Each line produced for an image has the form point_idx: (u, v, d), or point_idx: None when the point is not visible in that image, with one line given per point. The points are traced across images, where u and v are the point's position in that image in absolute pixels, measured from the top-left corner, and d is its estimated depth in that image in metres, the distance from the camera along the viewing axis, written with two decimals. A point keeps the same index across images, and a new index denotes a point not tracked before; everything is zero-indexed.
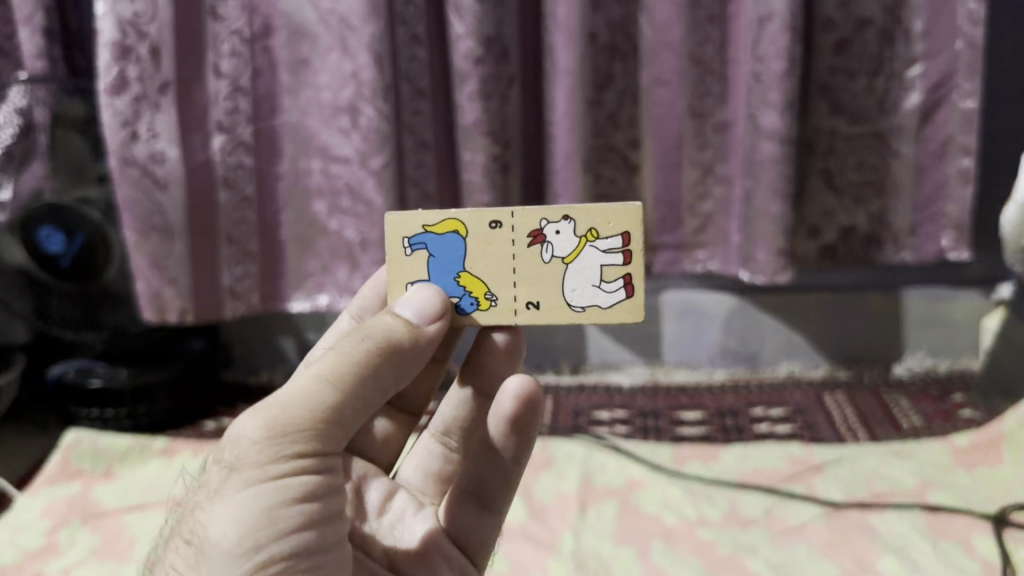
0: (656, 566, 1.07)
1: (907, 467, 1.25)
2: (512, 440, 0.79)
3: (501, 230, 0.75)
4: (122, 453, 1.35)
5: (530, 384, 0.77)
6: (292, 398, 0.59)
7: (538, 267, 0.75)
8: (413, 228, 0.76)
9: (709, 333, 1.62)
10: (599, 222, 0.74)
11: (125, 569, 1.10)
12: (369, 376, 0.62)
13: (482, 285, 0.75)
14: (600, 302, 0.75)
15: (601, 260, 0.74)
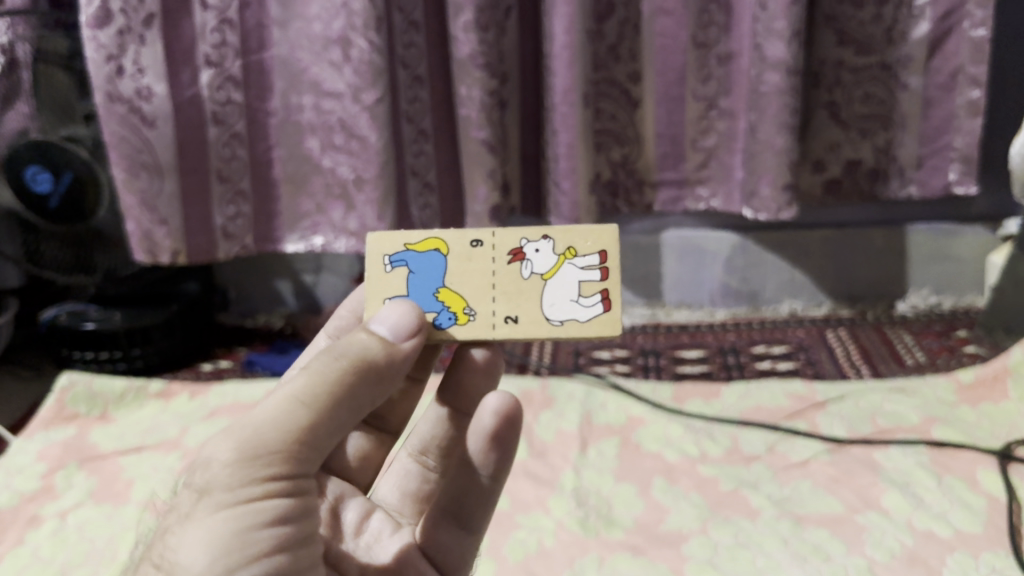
0: (657, 502, 1.07)
1: (910, 403, 1.23)
2: (491, 458, 0.71)
3: (481, 248, 0.72)
4: (118, 396, 1.34)
5: (509, 399, 0.71)
6: (261, 422, 0.56)
7: (517, 284, 0.70)
8: (394, 246, 0.72)
9: (710, 271, 1.59)
10: (578, 240, 0.72)
11: (124, 511, 1.10)
12: (344, 399, 0.58)
13: (460, 299, 0.70)
14: (580, 316, 0.69)
15: (580, 277, 0.71)
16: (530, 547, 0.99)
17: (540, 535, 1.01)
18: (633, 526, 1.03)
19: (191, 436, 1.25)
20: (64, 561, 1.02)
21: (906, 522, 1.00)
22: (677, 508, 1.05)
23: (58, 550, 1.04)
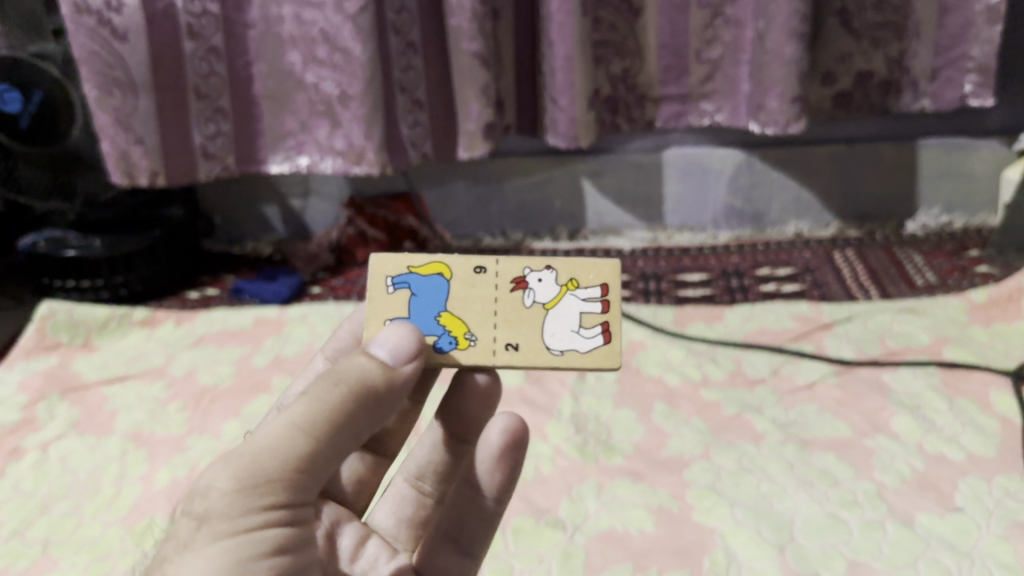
0: (658, 427, 1.03)
1: (920, 324, 1.19)
2: (497, 478, 0.67)
3: (484, 275, 0.65)
4: (100, 324, 1.29)
5: (514, 418, 0.66)
6: (257, 450, 0.50)
7: (520, 314, 0.64)
8: (396, 267, 0.65)
9: (713, 192, 1.53)
10: (580, 271, 0.66)
11: (108, 442, 1.07)
12: (341, 428, 0.52)
13: (460, 323, 0.64)
14: (579, 347, 0.63)
15: (579, 307, 0.65)
16: (527, 475, 0.96)
17: (538, 462, 0.98)
18: (633, 451, 0.99)
19: (177, 364, 1.21)
20: (46, 494, 0.99)
21: (916, 446, 0.97)
22: (678, 433, 1.01)
23: (40, 482, 1.01)
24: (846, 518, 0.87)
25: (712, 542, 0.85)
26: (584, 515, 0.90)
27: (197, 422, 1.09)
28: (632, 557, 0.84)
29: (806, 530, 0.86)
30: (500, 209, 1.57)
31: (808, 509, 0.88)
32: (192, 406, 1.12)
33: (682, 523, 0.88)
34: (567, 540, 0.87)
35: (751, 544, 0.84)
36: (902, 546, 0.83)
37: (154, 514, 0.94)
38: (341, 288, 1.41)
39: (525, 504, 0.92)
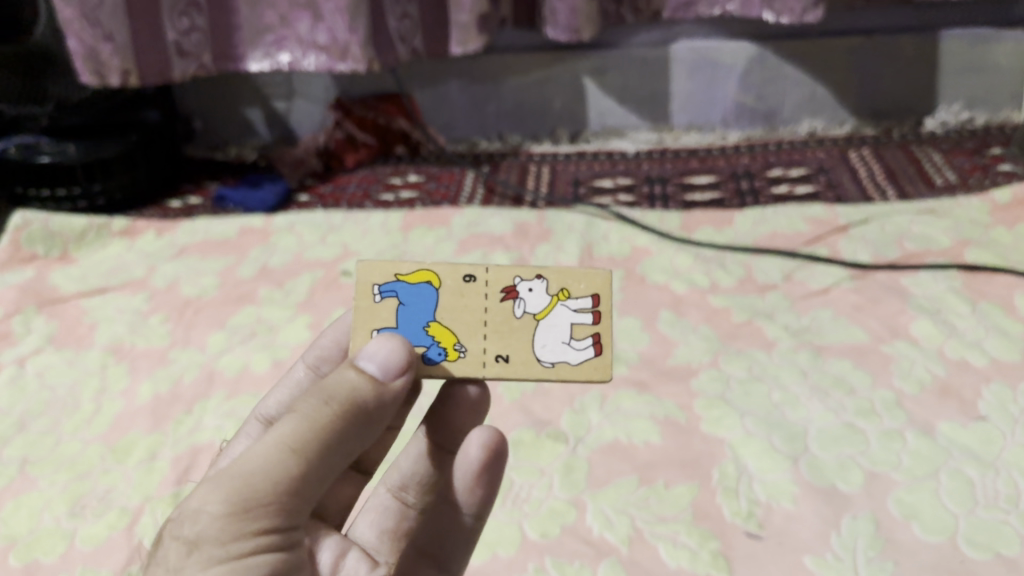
0: (664, 336, 0.97)
1: (941, 226, 1.13)
2: (478, 494, 0.60)
3: (473, 283, 0.59)
4: (78, 234, 1.22)
5: (493, 429, 0.60)
6: (246, 472, 0.45)
7: (510, 325, 0.58)
8: (381, 273, 0.58)
9: (723, 88, 1.44)
10: (571, 279, 0.59)
11: (87, 356, 1.02)
12: (332, 449, 0.47)
13: (449, 333, 0.57)
14: (570, 359, 0.57)
15: (570, 317, 0.59)
16: (527, 387, 0.91)
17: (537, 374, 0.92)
18: (638, 362, 0.94)
19: (159, 275, 1.16)
20: (23, 411, 0.94)
21: (937, 352, 0.92)
22: (686, 342, 0.96)
23: (16, 399, 0.96)
24: (863, 428, 0.82)
25: (722, 454, 0.81)
26: (586, 427, 0.85)
27: (180, 334, 1.04)
28: (637, 469, 0.80)
29: (821, 440, 0.81)
30: (497, 110, 1.49)
31: (823, 418, 0.84)
32: (175, 318, 1.07)
33: (689, 435, 0.83)
34: (568, 453, 0.82)
35: (762, 455, 0.80)
36: (923, 457, 0.79)
37: (136, 431, 0.90)
38: (330, 196, 1.34)
39: (525, 417, 0.87)
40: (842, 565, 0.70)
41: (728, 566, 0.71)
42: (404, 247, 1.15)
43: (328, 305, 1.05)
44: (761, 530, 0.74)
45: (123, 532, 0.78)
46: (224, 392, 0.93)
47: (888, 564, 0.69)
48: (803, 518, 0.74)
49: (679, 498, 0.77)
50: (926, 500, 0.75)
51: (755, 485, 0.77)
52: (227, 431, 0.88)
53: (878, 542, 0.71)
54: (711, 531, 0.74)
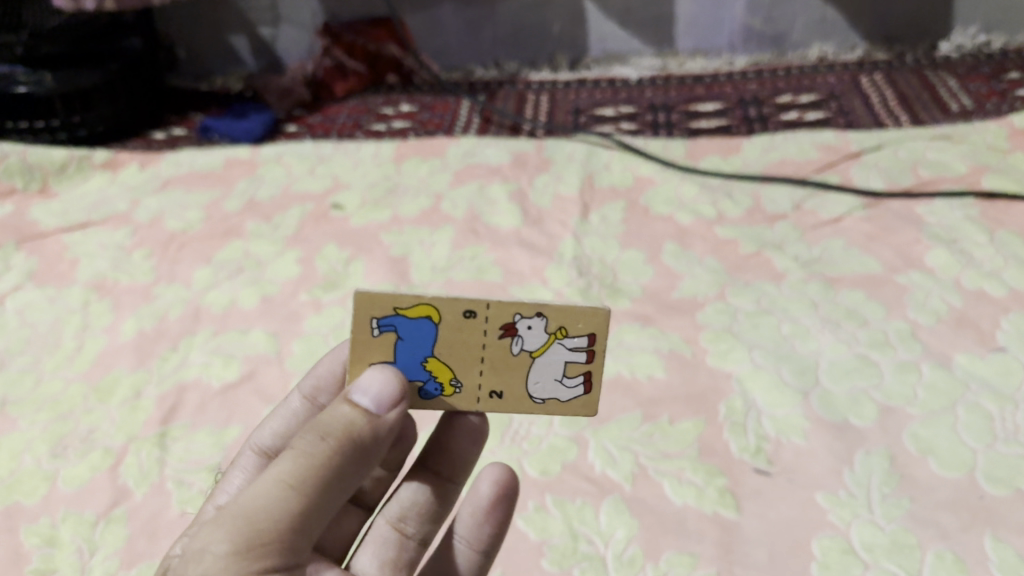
0: (669, 268, 0.93)
1: (957, 152, 1.08)
2: (485, 532, 0.58)
3: (472, 320, 0.51)
4: (59, 167, 1.18)
5: (502, 468, 0.57)
6: (245, 511, 0.42)
7: (507, 363, 0.53)
8: (377, 305, 0.50)
9: (729, 11, 1.38)
10: (574, 317, 0.52)
11: (68, 293, 0.98)
12: (331, 484, 0.44)
13: (446, 368, 0.53)
14: (560, 396, 0.54)
15: (566, 355, 0.53)
16: None
17: None
18: (642, 295, 0.90)
19: (142, 209, 1.11)
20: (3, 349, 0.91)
21: (953, 282, 0.88)
22: (692, 274, 0.91)
23: None
24: (877, 360, 0.79)
25: (729, 388, 0.77)
26: None
27: (165, 269, 0.99)
28: (641, 406, 0.77)
29: (833, 373, 0.78)
30: (493, 36, 1.43)
31: (834, 350, 0.80)
32: (159, 254, 1.02)
33: (695, 369, 0.80)
34: None
35: (771, 389, 0.77)
36: (939, 390, 0.75)
37: (119, 368, 0.87)
38: (319, 126, 1.29)
39: None
40: (856, 502, 0.67)
41: (735, 503, 0.68)
42: (396, 178, 1.10)
43: (318, 238, 1.00)
44: (770, 466, 0.71)
45: (106, 474, 0.75)
46: (210, 329, 0.89)
47: (904, 500, 0.66)
48: (815, 453, 0.71)
49: (684, 434, 0.74)
50: (942, 435, 0.71)
51: (764, 420, 0.74)
52: (214, 369, 0.84)
53: (893, 478, 0.68)
54: (718, 467, 0.71)
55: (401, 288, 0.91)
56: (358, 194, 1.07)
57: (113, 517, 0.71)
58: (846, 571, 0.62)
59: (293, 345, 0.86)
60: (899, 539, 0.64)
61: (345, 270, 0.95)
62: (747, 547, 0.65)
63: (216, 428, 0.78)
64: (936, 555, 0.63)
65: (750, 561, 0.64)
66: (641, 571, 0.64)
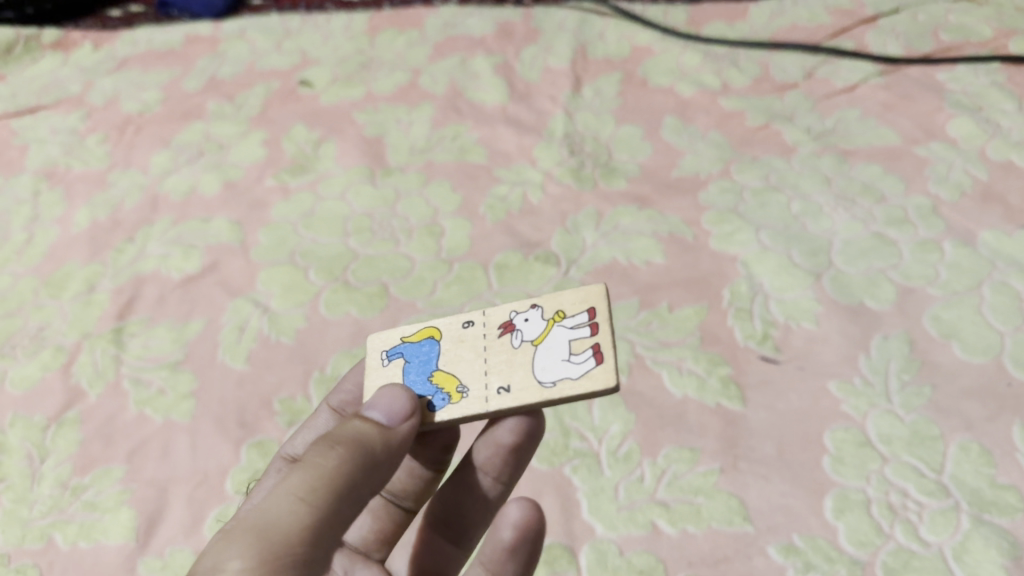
0: (668, 144, 0.84)
1: (981, 14, 0.97)
2: (509, 572, 0.45)
3: (470, 328, 0.49)
4: (4, 48, 1.08)
5: (532, 505, 0.45)
6: (255, 528, 0.37)
7: (509, 357, 0.47)
8: (387, 339, 0.51)
9: None
10: (567, 298, 0.48)
11: (17, 183, 0.91)
12: (346, 498, 0.39)
13: (452, 376, 0.47)
14: (571, 376, 0.44)
15: (568, 334, 0.46)
16: (512, 206, 0.79)
17: (524, 190, 0.80)
18: (638, 174, 0.81)
19: (97, 91, 1.02)
20: None
21: (977, 153, 0.80)
22: (693, 150, 0.83)
23: None
24: (895, 239, 0.72)
25: (734, 273, 0.71)
26: (580, 248, 0.75)
27: (120, 155, 0.91)
28: (638, 293, 0.70)
29: (846, 253, 0.71)
30: None
31: (848, 230, 0.73)
32: (114, 138, 0.94)
33: (697, 252, 0.73)
34: (560, 276, 0.72)
35: (780, 272, 0.70)
36: (963, 270, 0.69)
37: (72, 262, 0.80)
38: None
39: (510, 239, 0.76)
40: (873, 392, 0.61)
41: (740, 395, 0.62)
42: (370, 53, 1.01)
43: (286, 119, 0.92)
44: (778, 353, 0.65)
45: (58, 375, 0.69)
46: (169, 218, 0.82)
47: (925, 388, 0.61)
48: (827, 340, 0.65)
49: (684, 322, 0.68)
50: (967, 318, 0.65)
51: (772, 305, 0.68)
52: (173, 261, 0.77)
53: (913, 364, 0.63)
54: (721, 356, 0.65)
55: (376, 172, 0.83)
56: (328, 71, 0.98)
57: (65, 421, 0.66)
58: (861, 465, 0.57)
59: (259, 234, 0.78)
60: (920, 430, 0.58)
61: (314, 152, 0.87)
62: (752, 441, 0.60)
63: (176, 324, 0.72)
64: (961, 447, 0.57)
65: (756, 456, 0.59)
66: (637, 467, 0.59)
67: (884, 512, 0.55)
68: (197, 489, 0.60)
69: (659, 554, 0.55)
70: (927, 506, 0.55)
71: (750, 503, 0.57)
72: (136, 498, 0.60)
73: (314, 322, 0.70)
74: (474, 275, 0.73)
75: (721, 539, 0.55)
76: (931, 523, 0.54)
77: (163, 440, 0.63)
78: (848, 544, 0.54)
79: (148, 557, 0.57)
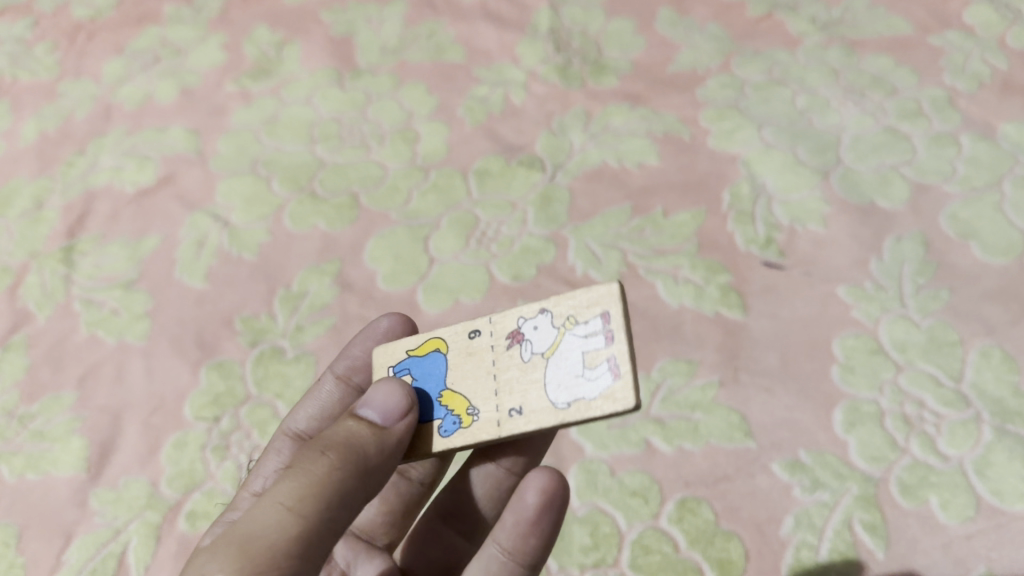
0: (662, 38, 0.77)
1: None
2: (532, 545, 0.41)
3: (478, 341, 0.41)
4: None
5: (557, 472, 0.41)
6: (238, 546, 0.31)
7: (519, 374, 0.39)
8: (392, 352, 0.44)
9: None
10: (578, 299, 0.39)
11: None
12: (338, 510, 0.33)
13: (462, 396, 0.40)
14: (586, 396, 0.37)
15: (580, 343, 0.38)
16: (493, 107, 0.73)
17: (506, 91, 0.74)
18: (630, 71, 0.75)
19: None
20: None
21: (996, 41, 0.72)
22: (690, 44, 0.76)
23: None
24: (908, 133, 0.66)
25: (734, 174, 0.65)
26: (567, 151, 0.69)
27: (71, 63, 0.84)
28: (630, 197, 0.65)
29: (856, 151, 0.65)
30: None
31: (858, 125, 0.67)
32: (63, 44, 0.86)
33: (694, 153, 0.67)
34: (546, 182, 0.66)
35: (784, 171, 0.65)
36: (983, 165, 0.63)
37: (19, 178, 0.74)
38: None
39: (491, 143, 0.70)
40: (885, 296, 0.56)
41: (741, 303, 0.57)
42: None
43: (247, 20, 0.84)
44: (782, 259, 0.60)
45: (4, 297, 0.64)
46: (124, 128, 0.76)
47: (942, 292, 0.56)
48: (836, 242, 0.60)
49: (679, 228, 0.62)
50: (988, 216, 0.60)
51: (775, 207, 0.63)
52: (127, 173, 0.71)
53: (929, 267, 0.58)
54: (721, 263, 0.60)
55: (345, 75, 0.77)
56: None
57: (12, 344, 0.61)
58: (874, 374, 0.53)
59: (219, 143, 0.72)
60: (937, 336, 0.54)
61: (279, 54, 0.80)
62: (755, 351, 0.55)
63: (130, 240, 0.66)
64: (981, 353, 0.53)
65: (759, 368, 0.54)
66: None
67: (899, 424, 0.50)
68: (153, 416, 0.56)
69: (653, 474, 0.51)
70: (945, 418, 0.50)
71: (752, 418, 0.52)
72: (88, 426, 0.56)
73: (279, 236, 0.65)
74: (453, 183, 0.67)
75: (720, 457, 0.51)
76: (950, 436, 0.49)
77: (117, 363, 0.59)
78: (860, 459, 0.50)
79: (101, 488, 0.53)
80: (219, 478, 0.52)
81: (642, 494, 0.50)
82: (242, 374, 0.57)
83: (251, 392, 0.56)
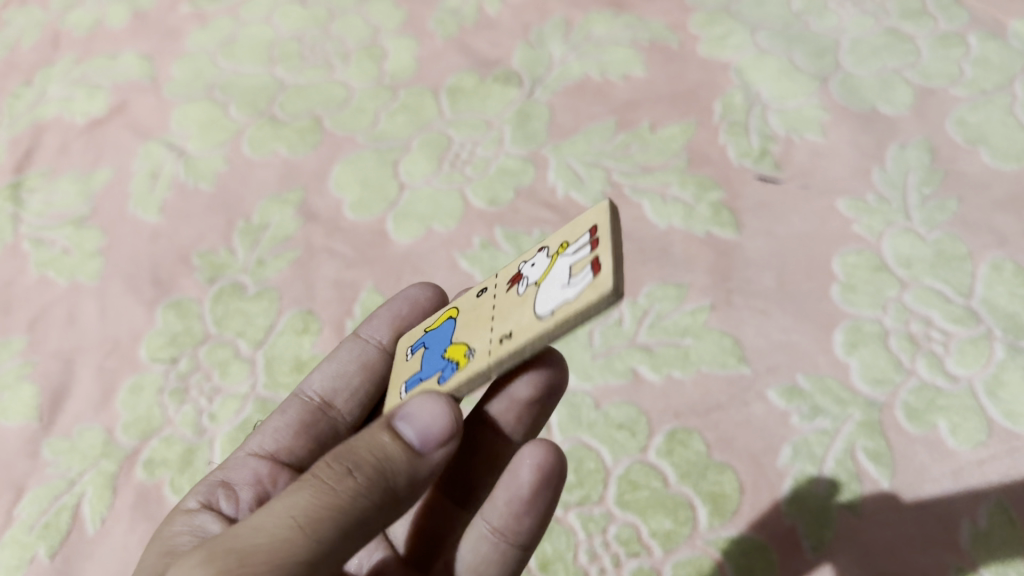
0: None
1: None
2: (526, 525, 0.36)
3: (485, 293, 0.37)
4: None
5: (553, 444, 0.36)
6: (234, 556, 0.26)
7: (513, 304, 0.34)
8: (415, 335, 0.41)
9: None
10: (572, 226, 0.33)
11: None
12: (350, 537, 0.28)
13: (464, 343, 0.35)
14: (568, 296, 0.30)
15: (569, 259, 0.32)
16: (466, 19, 0.68)
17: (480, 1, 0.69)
18: None
19: None
20: None
21: None
22: None
23: None
24: (911, 34, 0.61)
25: (726, 82, 0.61)
26: (546, 64, 0.64)
27: None
28: (614, 111, 0.60)
29: (856, 53, 0.61)
30: None
31: (858, 26, 0.62)
32: None
33: (683, 62, 0.62)
34: (523, 98, 0.62)
35: (779, 79, 0.60)
36: (992, 65, 0.58)
37: None
38: None
39: (464, 58, 0.65)
40: (889, 209, 0.52)
41: (734, 221, 0.53)
42: None
43: None
44: (778, 172, 0.55)
45: None
46: (73, 56, 0.71)
47: (950, 202, 0.52)
48: (835, 152, 0.56)
49: (667, 142, 0.58)
50: (997, 120, 0.55)
51: (770, 117, 0.58)
52: (76, 103, 0.66)
53: (935, 175, 0.53)
54: (711, 178, 0.56)
55: None
56: None
57: None
58: (877, 292, 0.49)
59: (173, 68, 0.68)
60: (945, 250, 0.50)
61: None
62: (749, 272, 0.51)
63: (81, 174, 0.62)
64: (992, 267, 0.49)
65: (753, 289, 0.51)
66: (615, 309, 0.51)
67: (905, 344, 0.47)
68: (108, 359, 0.52)
69: (641, 405, 0.48)
70: (954, 336, 0.47)
71: (746, 342, 0.49)
72: (39, 371, 0.52)
73: (238, 164, 0.60)
74: (423, 102, 0.63)
75: (712, 385, 0.48)
76: (960, 355, 0.46)
77: (68, 304, 0.55)
78: (863, 383, 0.46)
79: (53, 437, 0.49)
80: (177, 423, 0.49)
81: (629, 427, 0.47)
82: (200, 313, 0.53)
83: (210, 332, 0.52)
